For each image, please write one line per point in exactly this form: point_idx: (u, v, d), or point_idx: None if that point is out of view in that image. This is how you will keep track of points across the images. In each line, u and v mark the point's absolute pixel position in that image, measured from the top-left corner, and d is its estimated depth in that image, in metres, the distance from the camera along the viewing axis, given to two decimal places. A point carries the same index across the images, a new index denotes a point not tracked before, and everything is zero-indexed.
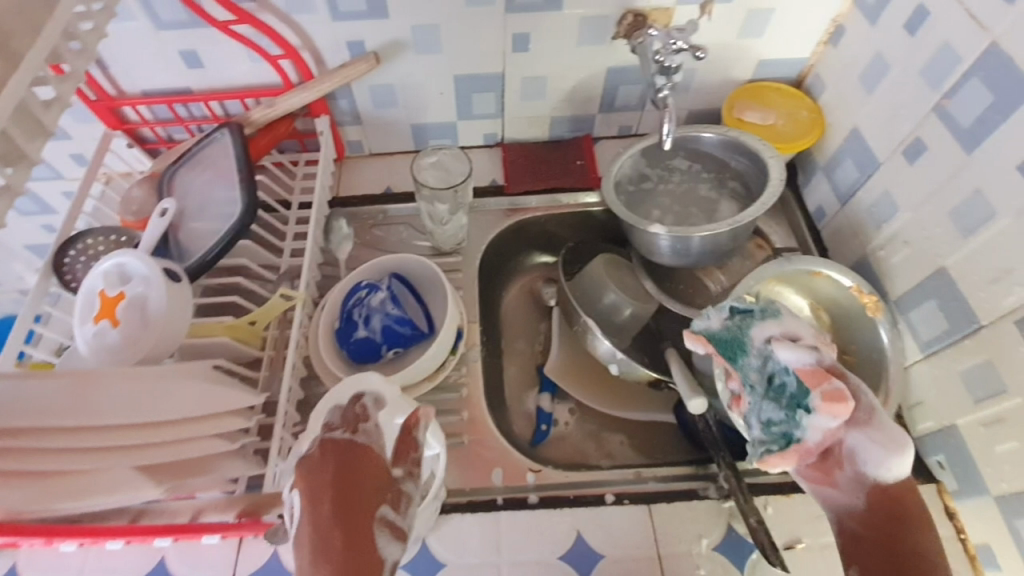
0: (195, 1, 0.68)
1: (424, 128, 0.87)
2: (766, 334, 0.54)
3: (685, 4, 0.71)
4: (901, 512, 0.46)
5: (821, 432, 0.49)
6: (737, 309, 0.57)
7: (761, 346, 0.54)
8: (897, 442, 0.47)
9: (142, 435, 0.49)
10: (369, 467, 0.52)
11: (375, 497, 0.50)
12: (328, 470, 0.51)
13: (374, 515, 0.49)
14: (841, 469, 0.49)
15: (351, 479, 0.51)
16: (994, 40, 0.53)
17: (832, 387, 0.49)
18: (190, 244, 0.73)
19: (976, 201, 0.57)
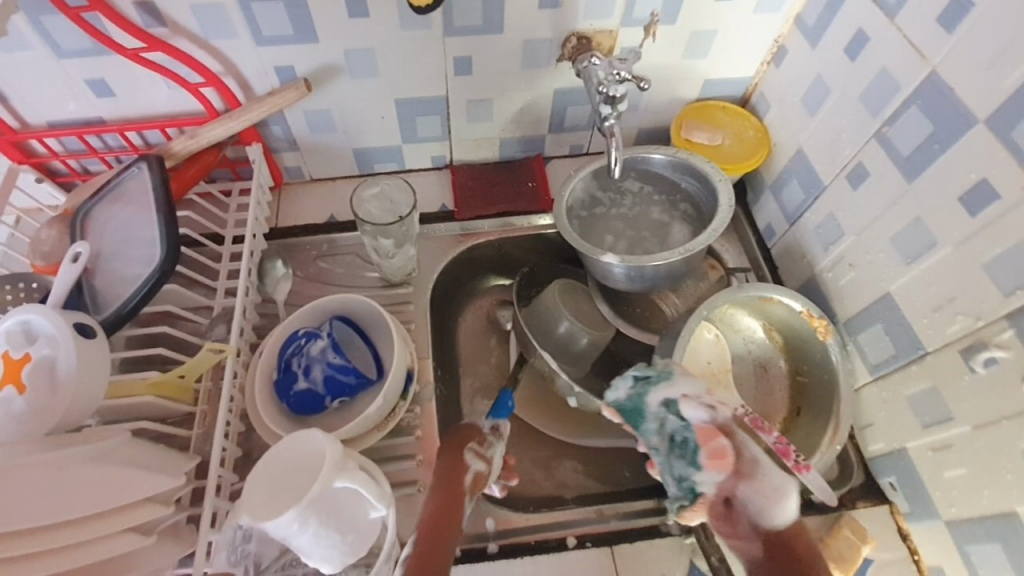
0: (98, 28, 0.61)
1: (365, 153, 0.82)
2: (662, 398, 0.62)
3: (629, 26, 0.69)
4: (796, 557, 0.48)
5: (713, 485, 0.56)
6: (637, 377, 0.65)
7: (658, 411, 0.62)
8: (778, 484, 0.52)
9: (52, 538, 0.42)
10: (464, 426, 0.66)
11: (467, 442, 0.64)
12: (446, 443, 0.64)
13: (462, 452, 0.62)
14: (739, 519, 0.53)
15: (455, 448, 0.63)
16: (934, 69, 0.53)
17: (716, 444, 0.57)
18: (106, 294, 0.66)
19: (918, 230, 0.57)
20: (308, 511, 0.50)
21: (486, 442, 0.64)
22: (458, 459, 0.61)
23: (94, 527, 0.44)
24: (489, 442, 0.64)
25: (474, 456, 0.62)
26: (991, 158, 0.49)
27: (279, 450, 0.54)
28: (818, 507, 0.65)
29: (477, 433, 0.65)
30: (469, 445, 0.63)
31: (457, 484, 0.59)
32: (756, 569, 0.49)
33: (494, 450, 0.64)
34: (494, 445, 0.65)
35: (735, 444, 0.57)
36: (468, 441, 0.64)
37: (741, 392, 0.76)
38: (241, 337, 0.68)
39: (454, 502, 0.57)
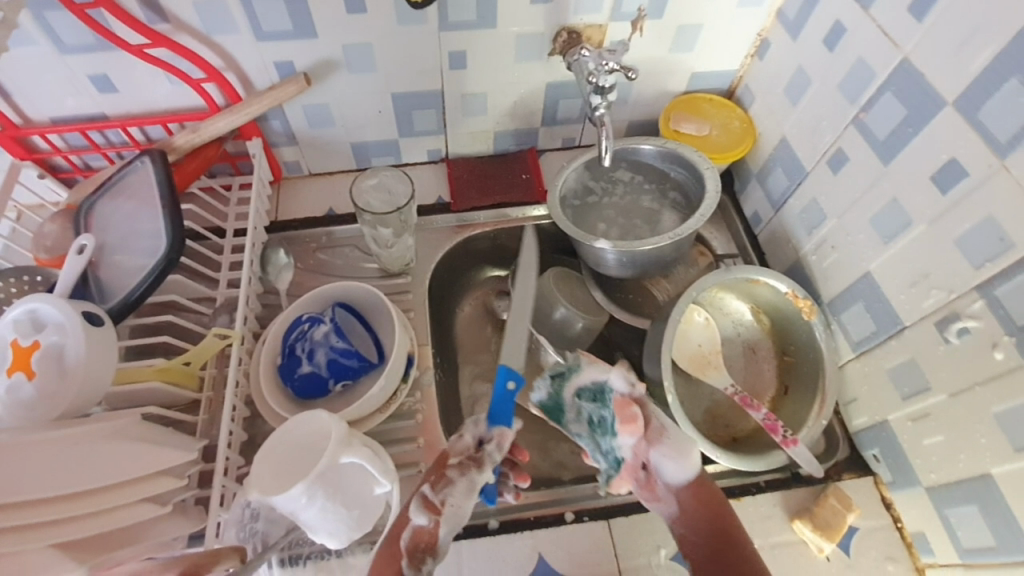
0: (102, 24, 0.63)
1: (363, 147, 0.84)
2: (575, 387, 0.63)
3: (618, 21, 0.72)
4: (711, 512, 0.54)
5: (631, 450, 0.57)
6: (553, 373, 0.65)
7: (572, 401, 0.63)
8: (677, 448, 0.55)
9: (69, 507, 0.44)
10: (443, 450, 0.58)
11: (424, 482, 0.56)
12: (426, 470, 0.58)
13: (412, 495, 0.55)
14: (656, 482, 0.56)
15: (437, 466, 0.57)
16: (906, 57, 0.56)
17: (629, 411, 0.57)
18: (112, 285, 0.68)
19: (894, 210, 0.60)
20: (316, 485, 0.52)
21: (442, 481, 0.55)
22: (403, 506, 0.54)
23: (103, 499, 0.46)
24: (448, 482, 0.55)
25: (417, 506, 0.53)
26: (959, 139, 0.52)
27: (283, 433, 0.56)
28: (805, 479, 0.68)
29: (437, 470, 0.56)
30: (422, 486, 0.55)
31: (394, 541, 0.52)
32: (680, 524, 0.55)
33: (447, 495, 0.54)
34: (454, 482, 0.55)
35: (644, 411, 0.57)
36: (423, 483, 0.56)
37: (731, 372, 0.79)
38: (245, 325, 0.70)
39: (391, 551, 0.51)
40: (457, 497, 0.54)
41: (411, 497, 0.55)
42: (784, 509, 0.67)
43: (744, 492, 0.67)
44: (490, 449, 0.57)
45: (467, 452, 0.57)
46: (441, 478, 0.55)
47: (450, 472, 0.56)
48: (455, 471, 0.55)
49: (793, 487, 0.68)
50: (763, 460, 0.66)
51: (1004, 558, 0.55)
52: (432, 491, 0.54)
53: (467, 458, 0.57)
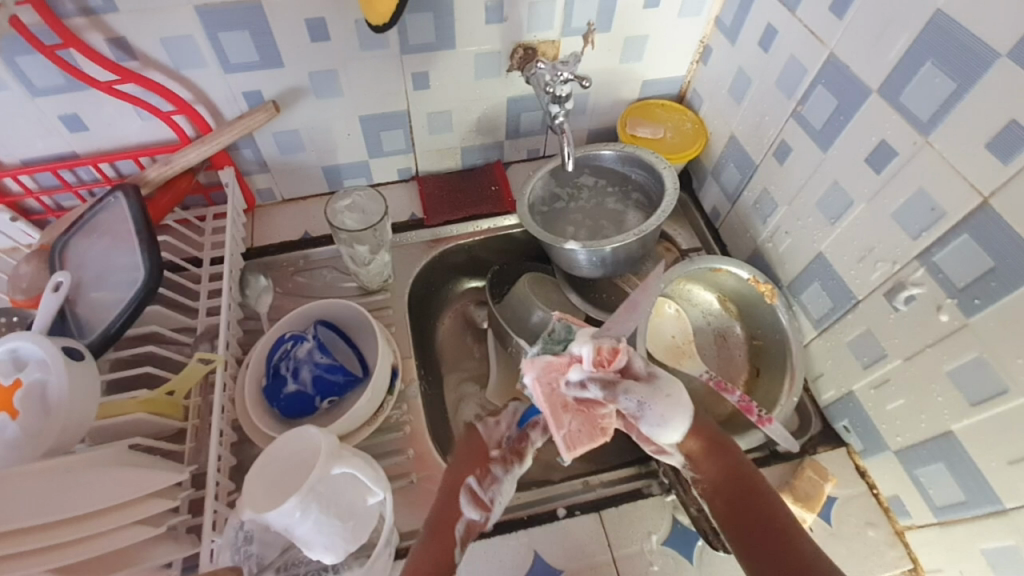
0: (73, 66, 0.64)
1: (335, 170, 0.87)
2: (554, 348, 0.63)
3: (569, 36, 0.76)
4: (728, 453, 0.56)
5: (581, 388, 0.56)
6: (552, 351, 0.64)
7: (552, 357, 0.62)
8: (667, 410, 0.54)
9: (61, 532, 0.46)
10: (478, 435, 0.59)
11: (470, 474, 0.57)
12: (459, 458, 0.58)
13: (460, 490, 0.56)
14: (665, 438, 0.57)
15: (478, 456, 0.58)
16: (832, 52, 0.61)
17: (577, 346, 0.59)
18: (91, 320, 0.68)
19: (836, 192, 0.65)
20: (308, 498, 0.52)
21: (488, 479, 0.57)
22: (454, 504, 0.55)
23: (88, 526, 0.48)
24: (495, 480, 0.57)
25: (469, 503, 0.56)
26: (886, 122, 0.57)
27: (270, 453, 0.57)
28: (783, 455, 0.72)
29: (481, 464, 0.57)
30: (469, 480, 0.57)
31: (451, 534, 0.54)
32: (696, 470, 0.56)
33: (495, 494, 0.57)
34: (501, 479, 0.58)
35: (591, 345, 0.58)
36: (468, 476, 0.57)
37: (704, 359, 0.82)
38: (227, 350, 0.70)
39: (443, 541, 0.54)
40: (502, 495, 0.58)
41: (461, 493, 0.56)
42: None
43: None
44: (536, 436, 0.59)
45: (513, 443, 0.59)
46: (488, 475, 0.57)
47: (494, 467, 0.58)
48: (500, 468, 0.58)
49: (771, 464, 0.72)
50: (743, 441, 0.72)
51: (974, 510, 0.58)
52: (483, 488, 0.56)
53: (511, 452, 0.58)
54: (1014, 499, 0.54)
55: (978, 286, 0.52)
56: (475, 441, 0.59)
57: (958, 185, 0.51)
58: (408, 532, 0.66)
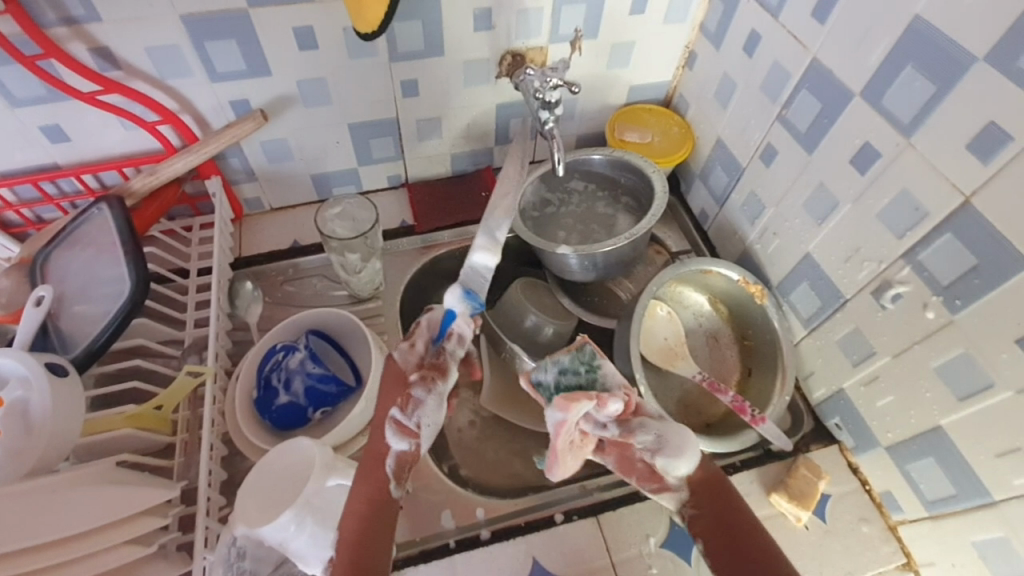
0: (54, 75, 0.63)
1: (324, 178, 0.86)
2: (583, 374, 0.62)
3: (557, 42, 0.77)
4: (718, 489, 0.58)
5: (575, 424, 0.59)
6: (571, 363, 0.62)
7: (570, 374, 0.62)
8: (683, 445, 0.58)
9: (49, 555, 0.45)
10: (396, 365, 0.60)
11: (391, 406, 0.57)
12: (382, 393, 0.59)
13: (385, 423, 0.56)
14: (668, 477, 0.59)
15: (397, 386, 0.58)
16: (814, 57, 0.63)
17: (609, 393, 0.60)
18: (75, 334, 0.66)
19: (822, 193, 0.66)
20: (303, 512, 0.52)
21: (410, 404, 0.57)
22: (380, 437, 0.56)
23: (74, 548, 0.46)
24: (418, 403, 0.57)
25: (394, 434, 0.56)
26: (869, 125, 0.58)
27: (264, 465, 0.56)
28: (777, 454, 0.73)
29: (400, 393, 0.58)
30: (391, 411, 0.57)
31: (382, 470, 0.55)
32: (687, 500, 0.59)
33: (421, 417, 0.57)
34: (423, 402, 0.57)
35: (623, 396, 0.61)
36: (390, 407, 0.57)
37: (697, 360, 0.83)
38: (217, 362, 0.69)
39: (378, 477, 0.55)
40: (426, 407, 0.57)
41: (386, 426, 0.56)
42: (760, 485, 0.71)
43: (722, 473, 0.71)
44: (452, 347, 0.61)
45: (430, 360, 0.60)
46: (410, 401, 0.57)
47: (414, 393, 0.58)
48: (420, 390, 0.58)
49: (766, 463, 0.72)
50: (735, 440, 0.70)
51: (964, 503, 0.59)
52: (404, 415, 0.56)
53: (429, 371, 0.59)
54: (1002, 492, 0.55)
55: (962, 284, 0.53)
56: (393, 373, 0.60)
57: (940, 185, 0.53)
58: (404, 542, 0.66)
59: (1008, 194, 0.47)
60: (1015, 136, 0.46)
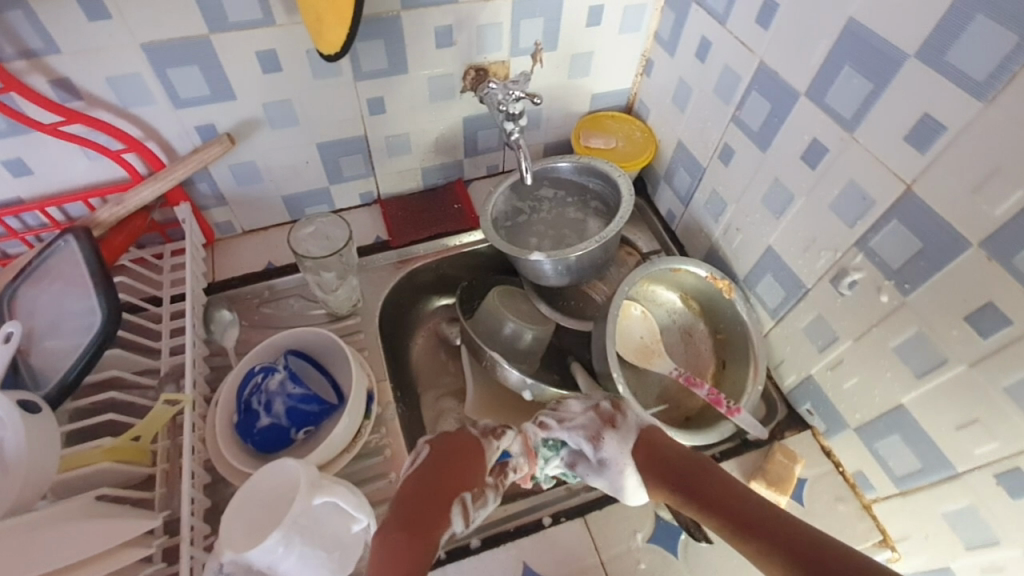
0: (14, 109, 0.63)
1: (296, 199, 0.87)
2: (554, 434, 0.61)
3: (518, 56, 0.79)
4: (663, 451, 0.56)
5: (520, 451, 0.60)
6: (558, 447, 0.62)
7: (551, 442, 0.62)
8: (619, 466, 0.58)
9: None
10: (477, 450, 0.55)
11: (465, 488, 0.52)
12: (452, 467, 0.53)
13: (454, 501, 0.51)
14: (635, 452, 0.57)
15: (473, 472, 0.53)
16: (761, 60, 0.66)
17: (604, 417, 0.60)
18: (46, 369, 0.65)
19: (778, 188, 0.69)
20: (291, 532, 0.52)
21: (480, 499, 0.53)
22: (444, 510, 0.49)
23: None
24: (485, 501, 0.54)
25: (459, 516, 0.50)
26: (815, 121, 0.61)
27: (248, 488, 0.56)
28: (753, 443, 0.75)
29: (479, 482, 0.54)
30: (464, 494, 0.52)
31: (432, 538, 0.47)
32: (655, 478, 0.55)
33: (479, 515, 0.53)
34: (487, 501, 0.54)
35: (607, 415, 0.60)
36: (463, 488, 0.52)
37: (674, 357, 0.85)
38: (195, 389, 0.69)
39: (422, 540, 0.46)
40: (486, 506, 0.55)
41: (454, 505, 0.50)
42: (740, 473, 0.73)
43: None
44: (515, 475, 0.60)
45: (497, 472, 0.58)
46: (482, 494, 0.53)
47: (486, 489, 0.55)
48: (492, 492, 0.55)
49: (744, 452, 0.74)
50: (713, 432, 0.73)
51: (930, 476, 0.62)
52: (476, 503, 0.52)
53: (499, 479, 0.57)
54: (964, 462, 0.58)
55: (911, 268, 0.56)
56: (470, 456, 0.54)
57: (884, 176, 0.56)
58: None
59: (946, 180, 0.51)
60: (947, 125, 0.49)
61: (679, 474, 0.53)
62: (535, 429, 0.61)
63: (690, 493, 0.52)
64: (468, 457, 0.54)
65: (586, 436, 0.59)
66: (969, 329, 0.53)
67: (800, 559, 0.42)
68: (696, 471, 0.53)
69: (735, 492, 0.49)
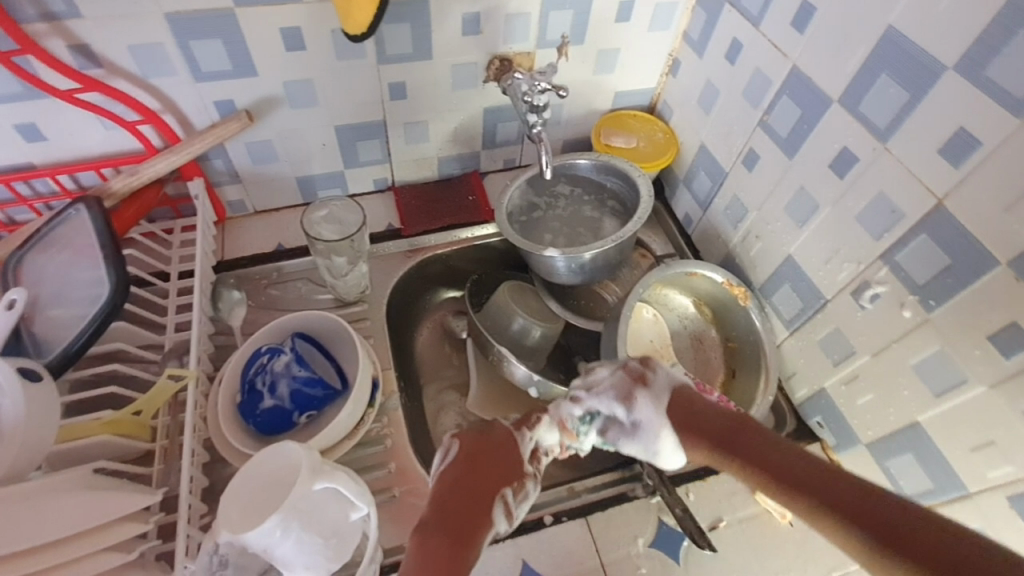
0: (32, 73, 0.62)
1: (310, 181, 0.85)
2: (586, 409, 0.61)
3: (544, 48, 0.78)
4: (697, 407, 0.57)
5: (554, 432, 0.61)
6: (590, 422, 0.61)
7: (583, 418, 0.61)
8: (654, 427, 0.57)
9: (25, 563, 0.45)
10: (512, 449, 0.57)
11: (503, 486, 0.54)
12: (487, 466, 0.54)
13: (494, 500, 0.52)
14: (671, 404, 0.57)
15: (507, 469, 0.55)
16: (794, 64, 0.64)
17: (633, 374, 0.60)
18: (49, 338, 0.64)
19: (803, 196, 0.67)
20: (290, 516, 0.51)
21: (523, 491, 0.55)
22: (486, 509, 0.51)
23: (48, 556, 0.46)
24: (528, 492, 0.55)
25: (501, 514, 0.52)
26: (847, 129, 0.60)
27: (251, 468, 0.55)
28: None
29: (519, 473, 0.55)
30: (503, 491, 0.53)
31: (476, 535, 0.48)
32: (692, 434, 0.55)
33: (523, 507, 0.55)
34: (528, 494, 0.56)
35: (639, 374, 0.60)
36: (503, 485, 0.53)
37: (683, 362, 0.84)
38: (198, 366, 0.68)
39: (467, 537, 0.48)
40: (527, 499, 0.56)
41: (496, 503, 0.52)
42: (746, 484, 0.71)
43: (709, 473, 0.72)
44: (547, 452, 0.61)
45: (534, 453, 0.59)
46: (523, 488, 0.55)
47: (528, 481, 0.56)
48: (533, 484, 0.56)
49: None
50: None
51: (942, 497, 0.61)
52: (517, 499, 0.54)
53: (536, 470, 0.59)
54: (978, 485, 0.57)
55: (936, 284, 0.55)
56: (507, 453, 0.56)
57: (915, 188, 0.54)
58: (392, 547, 0.65)
59: (980, 196, 0.49)
60: (982, 140, 0.48)
61: (716, 430, 0.54)
62: (567, 407, 0.61)
63: (728, 447, 0.52)
64: (506, 454, 0.56)
65: (618, 397, 0.59)
66: (993, 349, 0.52)
67: (847, 507, 0.43)
68: (730, 427, 0.53)
69: (789, 452, 0.49)
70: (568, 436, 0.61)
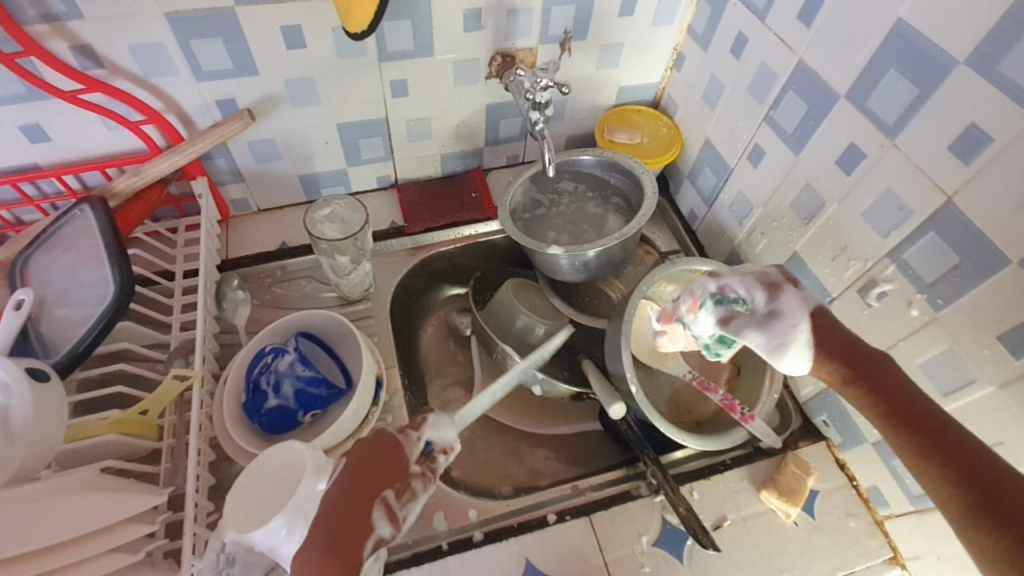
0: (34, 74, 0.62)
1: (313, 179, 0.85)
2: (720, 288, 0.62)
3: (547, 43, 0.77)
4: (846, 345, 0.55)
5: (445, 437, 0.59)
6: (720, 301, 0.61)
7: (716, 295, 0.61)
8: (793, 321, 0.57)
9: (33, 564, 0.45)
10: (393, 451, 0.56)
11: (385, 487, 0.54)
12: (364, 471, 0.54)
13: (374, 503, 0.52)
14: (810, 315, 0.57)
15: (390, 470, 0.55)
16: (801, 59, 0.63)
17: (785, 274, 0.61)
18: (56, 338, 0.65)
19: (809, 193, 0.67)
20: (295, 515, 0.51)
21: (407, 493, 0.54)
22: (365, 518, 0.51)
23: (56, 558, 0.46)
24: (414, 494, 0.55)
25: (383, 517, 0.52)
26: (854, 125, 0.59)
27: (257, 467, 0.55)
28: (765, 451, 0.74)
29: (400, 477, 0.55)
30: (385, 492, 0.53)
31: (354, 552, 0.49)
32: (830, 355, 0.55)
33: (411, 509, 0.54)
34: (418, 494, 0.55)
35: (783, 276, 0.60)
36: (384, 489, 0.53)
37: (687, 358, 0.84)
38: (204, 365, 0.68)
39: (343, 559, 0.49)
40: (419, 499, 0.55)
41: (375, 508, 0.52)
42: (751, 482, 0.71)
43: (713, 472, 0.72)
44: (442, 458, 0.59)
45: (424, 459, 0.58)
46: (406, 489, 0.54)
47: (413, 480, 0.55)
48: (420, 484, 0.56)
49: (756, 460, 0.73)
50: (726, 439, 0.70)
51: None
52: (399, 502, 0.53)
53: (430, 468, 0.57)
54: None
55: (944, 283, 0.54)
56: (387, 457, 0.56)
57: (924, 185, 0.53)
58: (397, 545, 0.65)
59: (990, 194, 0.48)
60: (995, 136, 0.47)
61: (865, 370, 0.53)
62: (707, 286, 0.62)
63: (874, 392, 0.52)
64: (385, 458, 0.55)
65: (763, 285, 0.59)
66: (1002, 349, 0.51)
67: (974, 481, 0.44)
68: (883, 370, 0.53)
69: (930, 413, 0.49)
70: (693, 304, 0.63)
